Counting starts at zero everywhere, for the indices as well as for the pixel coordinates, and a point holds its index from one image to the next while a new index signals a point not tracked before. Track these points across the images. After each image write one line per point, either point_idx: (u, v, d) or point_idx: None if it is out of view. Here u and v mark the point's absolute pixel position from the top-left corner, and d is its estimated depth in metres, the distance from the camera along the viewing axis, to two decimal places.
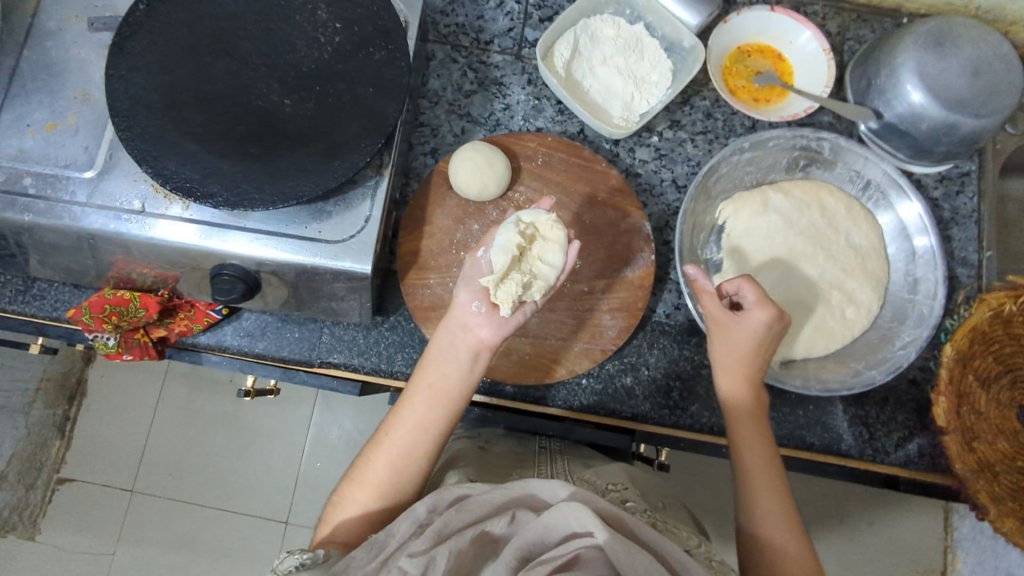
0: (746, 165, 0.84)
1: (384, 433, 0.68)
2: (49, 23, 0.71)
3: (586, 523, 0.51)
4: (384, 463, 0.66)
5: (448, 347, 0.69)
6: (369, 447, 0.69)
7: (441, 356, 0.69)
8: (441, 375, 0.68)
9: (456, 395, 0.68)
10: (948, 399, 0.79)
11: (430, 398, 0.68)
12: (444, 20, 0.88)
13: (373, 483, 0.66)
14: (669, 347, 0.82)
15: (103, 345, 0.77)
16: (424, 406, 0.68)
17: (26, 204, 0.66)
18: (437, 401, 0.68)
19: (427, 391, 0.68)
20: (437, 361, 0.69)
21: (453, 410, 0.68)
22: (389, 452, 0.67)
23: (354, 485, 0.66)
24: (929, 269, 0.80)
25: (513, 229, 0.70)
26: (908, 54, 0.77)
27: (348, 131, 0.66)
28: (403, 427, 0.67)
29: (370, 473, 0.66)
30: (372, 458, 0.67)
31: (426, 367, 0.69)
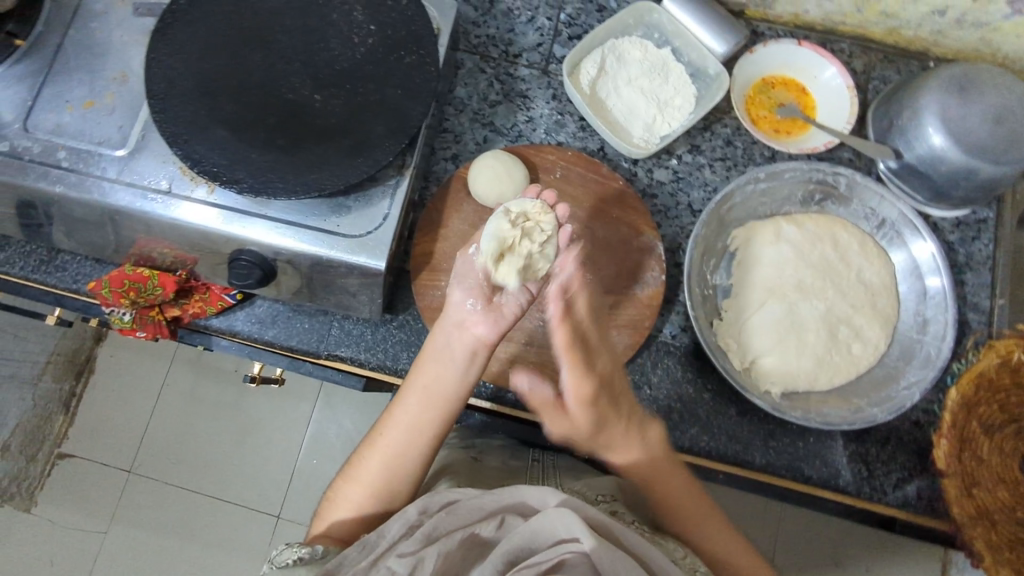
0: (762, 195, 0.85)
1: (380, 433, 0.69)
2: (96, 5, 0.73)
3: (573, 529, 0.51)
4: (377, 462, 0.68)
5: (443, 350, 0.70)
6: (363, 447, 0.70)
7: (439, 357, 0.70)
8: (435, 376, 0.69)
9: (451, 398, 0.69)
10: (950, 442, 0.79)
11: (426, 399, 0.69)
12: (476, 30, 0.90)
13: (367, 481, 0.67)
14: (672, 368, 0.81)
15: (119, 320, 0.79)
16: (417, 406, 0.69)
17: (58, 176, 0.68)
18: (432, 404, 0.69)
19: (421, 393, 0.69)
20: (434, 363, 0.70)
21: (448, 411, 0.69)
22: (383, 451, 0.68)
23: (348, 483, 0.68)
24: (939, 310, 0.79)
25: (502, 219, 0.69)
26: (932, 97, 0.77)
27: (374, 131, 0.67)
28: (394, 427, 0.69)
29: (363, 471, 0.68)
30: (367, 456, 0.69)
31: (419, 368, 0.70)
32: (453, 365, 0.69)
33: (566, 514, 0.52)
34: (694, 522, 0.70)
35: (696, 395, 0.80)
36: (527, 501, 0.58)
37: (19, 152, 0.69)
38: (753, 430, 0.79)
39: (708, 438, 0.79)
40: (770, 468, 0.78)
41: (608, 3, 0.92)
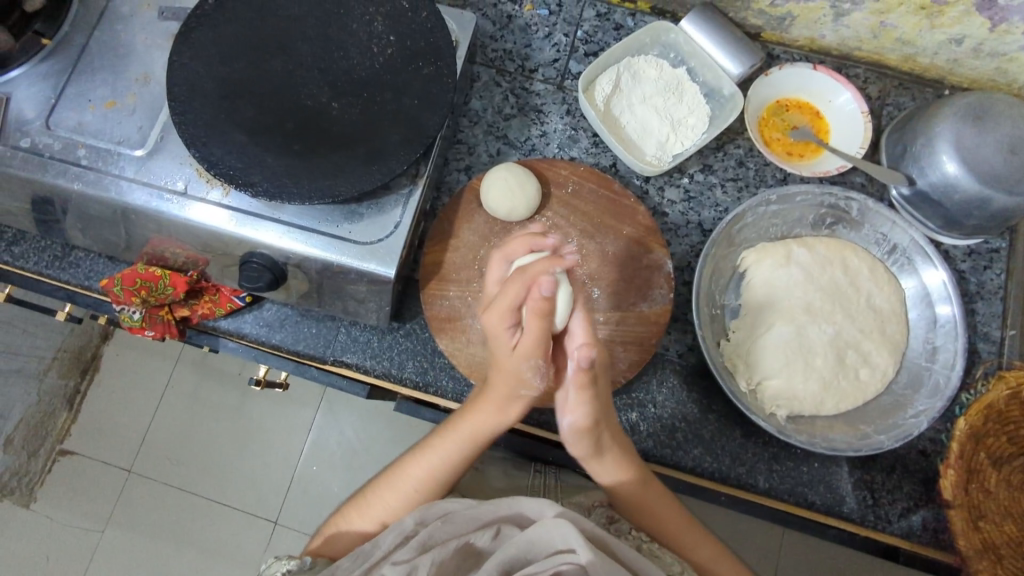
0: (773, 217, 0.85)
1: (401, 475, 0.69)
2: (122, 8, 0.75)
3: (569, 541, 0.52)
4: (393, 502, 0.68)
5: (494, 417, 0.66)
6: (379, 481, 0.70)
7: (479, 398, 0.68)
8: (476, 439, 0.67)
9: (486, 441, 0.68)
10: (957, 474, 0.77)
11: (460, 453, 0.68)
12: (493, 44, 0.91)
13: (378, 511, 0.68)
14: (678, 387, 0.80)
15: (129, 318, 0.80)
16: (449, 462, 0.68)
17: (77, 173, 0.69)
18: (464, 462, 0.69)
19: (456, 451, 0.68)
20: (480, 422, 0.66)
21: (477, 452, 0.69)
22: (404, 495, 0.68)
23: (357, 513, 0.69)
24: (949, 339, 0.79)
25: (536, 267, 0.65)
26: (946, 125, 0.77)
27: (390, 139, 0.68)
28: (420, 476, 0.68)
29: (377, 506, 0.68)
30: (382, 491, 0.69)
31: (461, 428, 0.67)
32: (491, 428, 0.67)
33: (564, 526, 0.52)
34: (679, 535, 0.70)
35: (700, 415, 0.80)
36: (524, 512, 0.58)
37: (40, 149, 0.70)
38: (757, 453, 0.79)
39: (713, 459, 0.78)
40: (774, 492, 0.78)
41: (626, 22, 0.93)
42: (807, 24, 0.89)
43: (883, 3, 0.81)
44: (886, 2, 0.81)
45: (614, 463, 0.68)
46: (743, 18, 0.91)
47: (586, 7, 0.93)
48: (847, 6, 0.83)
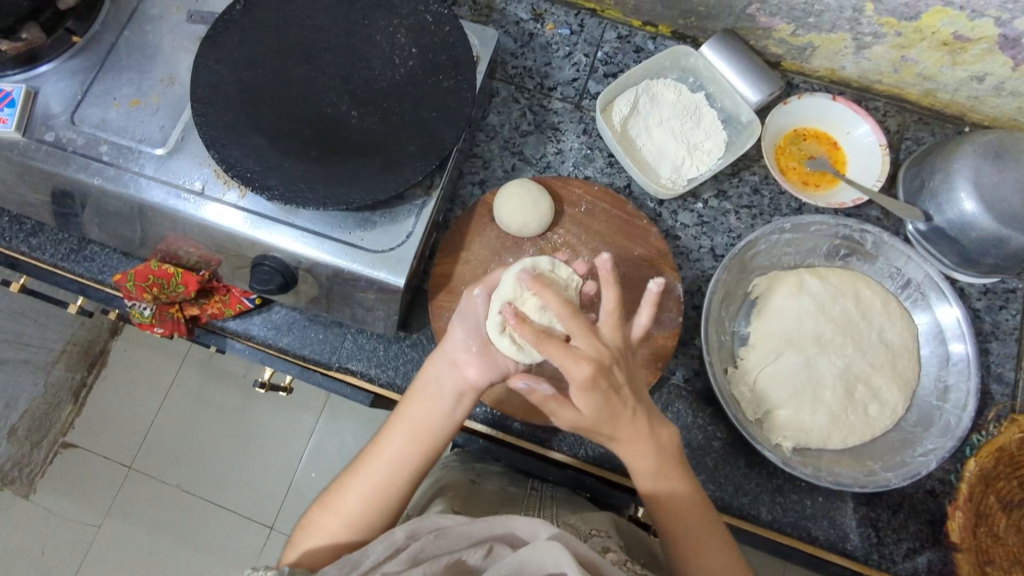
0: (785, 246, 0.84)
1: (361, 465, 0.68)
2: (152, 10, 0.76)
3: (561, 565, 0.51)
4: (357, 495, 0.66)
5: (433, 390, 0.68)
6: (344, 476, 0.68)
7: (426, 389, 0.69)
8: (421, 409, 0.68)
9: (434, 433, 0.68)
10: (965, 516, 0.77)
11: (410, 432, 0.67)
12: (514, 61, 0.92)
13: (346, 512, 0.65)
14: (682, 412, 0.80)
15: (139, 314, 0.80)
16: (398, 441, 0.67)
17: (98, 169, 0.70)
18: (418, 438, 0.67)
19: (408, 428, 0.68)
20: (422, 396, 0.68)
21: (431, 445, 0.68)
22: (365, 485, 0.66)
23: (327, 509, 0.66)
24: (961, 378, 0.78)
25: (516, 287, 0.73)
26: (965, 162, 0.77)
27: (406, 150, 0.69)
28: (377, 460, 0.67)
29: (344, 500, 0.66)
30: (346, 487, 0.67)
31: (409, 404, 0.69)
32: (438, 415, 0.68)
33: (555, 549, 0.51)
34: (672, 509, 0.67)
35: (705, 442, 0.79)
36: (517, 533, 0.57)
37: (63, 143, 0.71)
38: (761, 483, 0.78)
39: (715, 487, 0.77)
40: (776, 525, 0.76)
41: (646, 44, 0.94)
42: (828, 55, 0.89)
43: (905, 37, 0.81)
44: (908, 36, 0.81)
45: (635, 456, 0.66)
46: (764, 46, 0.91)
47: (607, 29, 0.94)
48: (868, 38, 0.84)
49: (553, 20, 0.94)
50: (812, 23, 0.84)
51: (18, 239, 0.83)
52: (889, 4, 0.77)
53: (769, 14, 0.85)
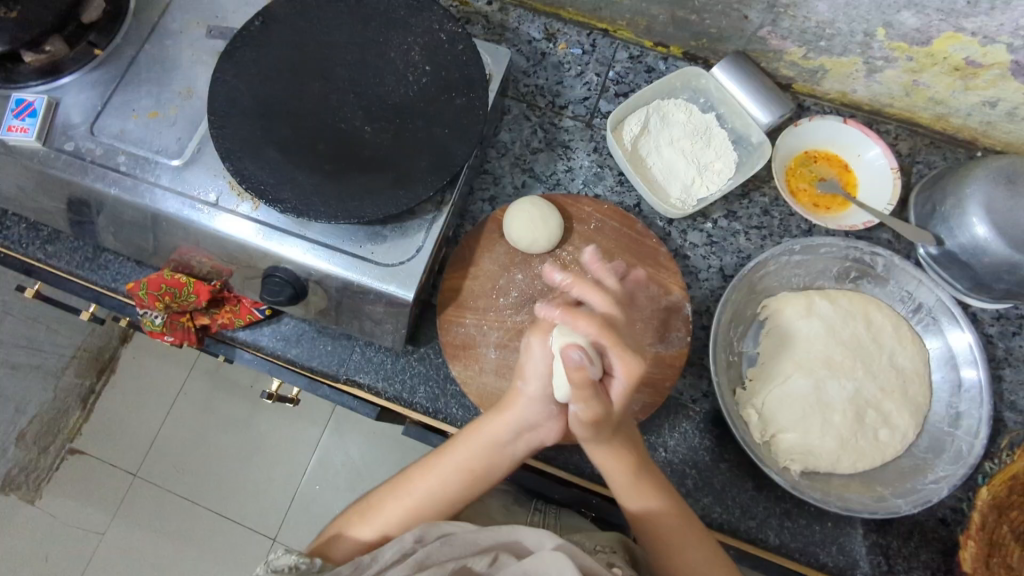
0: (795, 267, 0.84)
1: (409, 487, 0.71)
2: (173, 25, 0.78)
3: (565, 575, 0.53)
4: (398, 506, 0.70)
5: (497, 437, 0.70)
6: (387, 490, 0.72)
7: (500, 417, 0.70)
8: (479, 454, 0.70)
9: (497, 458, 0.71)
10: (977, 546, 0.74)
11: (470, 456, 0.71)
12: (526, 80, 0.93)
13: (381, 525, 0.70)
14: (689, 432, 0.79)
15: (151, 322, 0.81)
16: (450, 479, 0.71)
17: (115, 178, 0.71)
18: (468, 478, 0.71)
19: (464, 456, 0.71)
20: (494, 417, 0.70)
21: (488, 472, 0.71)
22: (409, 498, 0.70)
23: (361, 521, 0.70)
24: (973, 405, 0.76)
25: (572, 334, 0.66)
26: (977, 187, 0.77)
27: (418, 165, 0.69)
28: (426, 487, 0.71)
29: (382, 517, 0.70)
30: (391, 498, 0.71)
31: (467, 447, 0.71)
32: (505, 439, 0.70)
33: (559, 560, 0.54)
34: (667, 534, 0.69)
35: (712, 463, 0.78)
36: (522, 541, 0.60)
37: (82, 153, 0.72)
38: (769, 507, 0.77)
39: (722, 509, 0.76)
40: (784, 549, 0.75)
41: (657, 65, 0.95)
42: (839, 78, 0.89)
43: (917, 62, 0.82)
44: (920, 61, 0.81)
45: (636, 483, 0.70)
46: (775, 69, 0.92)
47: (619, 50, 0.95)
48: (879, 63, 0.84)
49: (565, 40, 0.95)
50: (823, 46, 0.84)
51: (34, 246, 0.84)
52: (900, 29, 0.77)
53: (780, 37, 0.85)
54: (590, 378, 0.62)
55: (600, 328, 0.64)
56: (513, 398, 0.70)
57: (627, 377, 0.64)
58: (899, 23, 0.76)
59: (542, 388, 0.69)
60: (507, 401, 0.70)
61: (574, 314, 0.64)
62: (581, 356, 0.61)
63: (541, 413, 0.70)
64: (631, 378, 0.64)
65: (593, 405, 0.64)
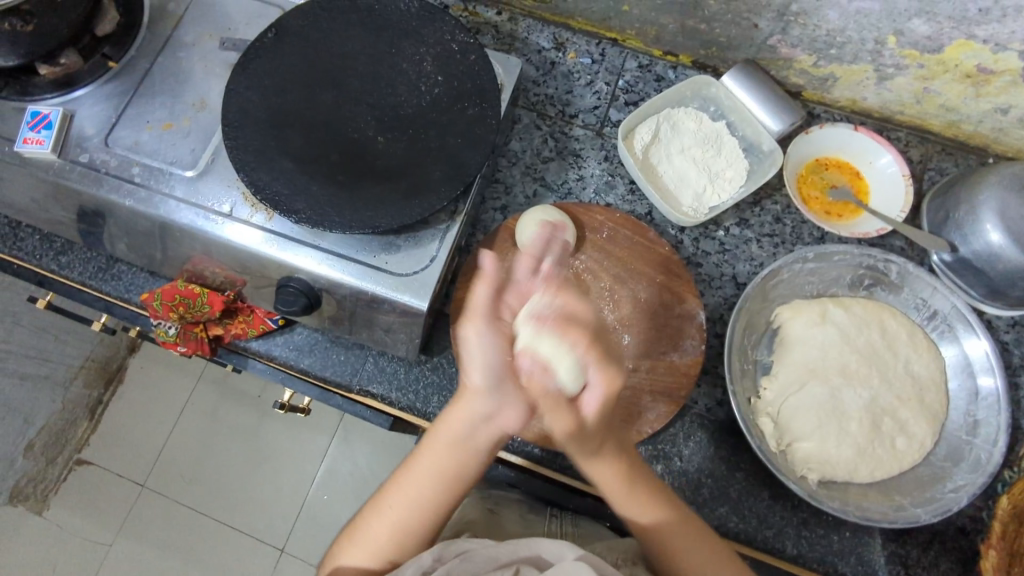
0: (809, 275, 0.84)
1: (388, 499, 0.68)
2: (186, 37, 0.78)
3: None
4: (381, 525, 0.67)
5: (457, 434, 0.67)
6: (366, 509, 0.69)
7: (458, 412, 0.67)
8: (445, 455, 0.67)
9: (464, 453, 0.67)
10: (998, 556, 0.74)
11: (439, 456, 0.67)
12: (535, 89, 0.93)
13: (371, 548, 0.66)
14: (705, 441, 0.79)
15: (164, 333, 0.81)
16: (422, 484, 0.67)
17: (129, 190, 0.71)
18: (441, 480, 0.67)
19: (433, 460, 0.68)
20: (453, 413, 0.67)
21: (460, 468, 0.68)
22: (388, 513, 0.67)
23: (349, 543, 0.68)
24: (991, 413, 0.76)
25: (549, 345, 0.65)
26: (992, 194, 0.76)
27: (431, 175, 0.69)
28: (403, 497, 0.67)
29: (366, 535, 0.67)
30: (372, 517, 0.68)
31: (431, 447, 0.68)
32: (468, 432, 0.67)
33: (581, 568, 0.54)
34: (671, 541, 0.67)
35: (728, 472, 0.78)
36: (542, 554, 0.60)
37: (97, 165, 0.72)
38: (785, 517, 0.76)
39: (739, 519, 0.76)
40: (802, 560, 0.75)
41: (667, 74, 0.95)
42: (850, 86, 0.89)
43: (928, 69, 0.82)
44: (931, 68, 0.81)
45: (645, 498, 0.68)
46: (785, 76, 0.92)
47: (628, 58, 0.95)
48: (890, 70, 0.84)
49: (574, 49, 0.95)
50: (834, 54, 0.84)
51: (48, 257, 0.84)
52: (911, 37, 0.77)
53: (790, 46, 0.85)
54: (546, 389, 0.63)
55: (587, 345, 0.63)
56: (462, 395, 0.68)
57: (605, 389, 0.63)
58: (910, 31, 0.76)
59: (486, 380, 0.65)
60: (460, 396, 0.68)
61: (564, 329, 0.63)
62: (532, 365, 0.63)
63: (493, 405, 0.66)
64: (608, 391, 0.63)
65: (560, 417, 0.64)
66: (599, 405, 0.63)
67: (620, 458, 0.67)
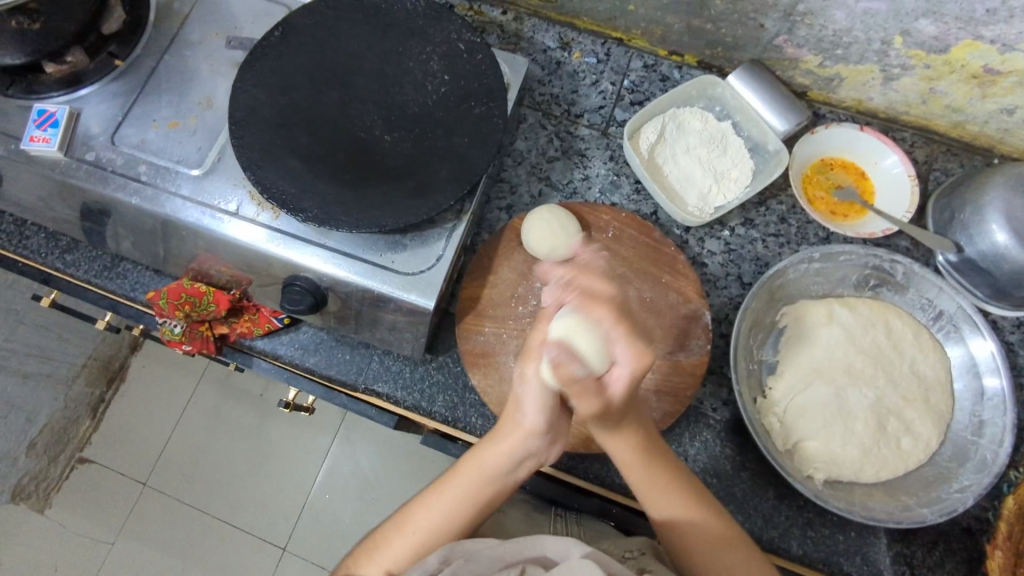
0: (814, 275, 0.84)
1: (412, 521, 0.68)
2: (192, 36, 0.78)
3: None
4: (404, 544, 0.67)
5: (498, 465, 0.68)
6: (388, 525, 0.69)
7: (499, 442, 0.68)
8: (482, 484, 0.69)
9: (501, 482, 0.69)
10: (1003, 557, 0.74)
11: (475, 481, 0.68)
12: (541, 89, 0.93)
13: (391, 560, 0.67)
14: (711, 441, 0.79)
15: (169, 332, 0.81)
16: (454, 510, 0.68)
17: (136, 188, 0.71)
18: (474, 506, 0.69)
19: (467, 489, 0.69)
20: (494, 442, 0.68)
21: (494, 496, 0.69)
22: (413, 536, 0.68)
23: (369, 560, 0.68)
24: (997, 413, 0.76)
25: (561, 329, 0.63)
26: (997, 194, 0.76)
27: (438, 175, 0.69)
28: (429, 519, 0.68)
29: (388, 554, 0.67)
30: (396, 536, 0.68)
31: (466, 475, 0.69)
32: (507, 465, 0.68)
33: (588, 567, 0.54)
34: (697, 539, 0.68)
35: (733, 472, 0.78)
36: (548, 553, 0.60)
37: (103, 163, 0.72)
38: (791, 516, 0.76)
39: (744, 519, 0.76)
40: (808, 560, 0.75)
41: (672, 73, 0.95)
42: (855, 86, 0.89)
43: (934, 70, 0.82)
44: (937, 69, 0.81)
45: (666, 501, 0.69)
46: (791, 76, 0.92)
47: (634, 58, 0.95)
48: (896, 70, 0.84)
49: (579, 48, 0.95)
50: (840, 54, 0.84)
51: (53, 255, 0.84)
52: (918, 37, 0.77)
53: (796, 46, 0.85)
54: (574, 376, 0.61)
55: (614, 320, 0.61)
56: (507, 427, 0.68)
57: (636, 366, 0.61)
58: (917, 31, 0.76)
59: (539, 422, 0.66)
60: (507, 429, 0.68)
61: (589, 305, 0.62)
62: (556, 354, 0.62)
63: (538, 440, 0.67)
64: (640, 366, 0.61)
65: (588, 400, 0.62)
66: (630, 378, 0.61)
67: (640, 431, 0.68)
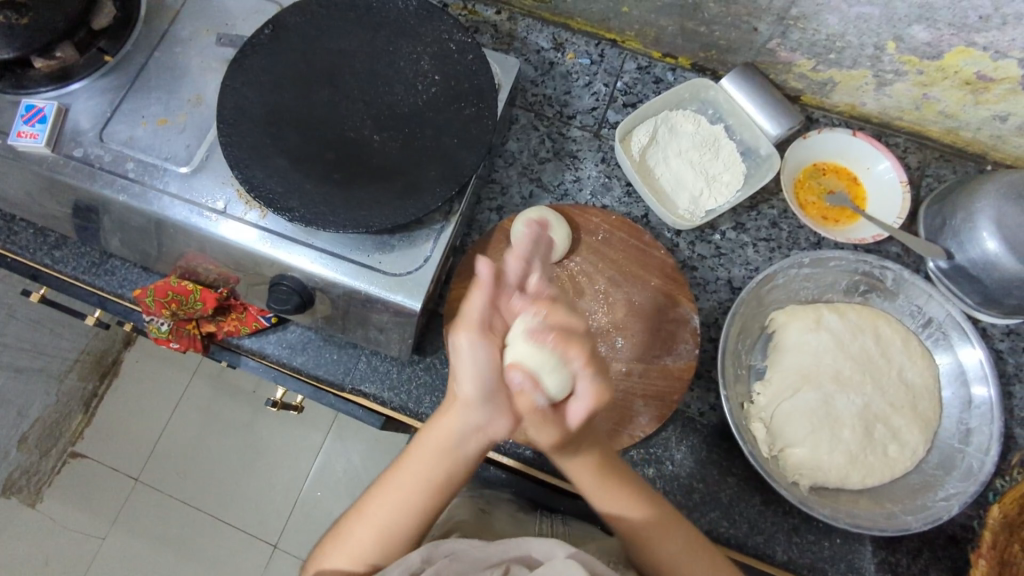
0: (805, 280, 0.83)
1: (374, 503, 0.67)
2: (182, 32, 0.78)
3: None
4: (365, 531, 0.66)
5: (438, 445, 0.66)
6: (351, 515, 0.68)
7: (443, 426, 0.66)
8: (432, 462, 0.66)
9: (453, 463, 0.66)
10: (988, 565, 0.73)
11: (427, 458, 0.66)
12: (533, 89, 0.93)
13: (353, 552, 0.65)
14: (698, 446, 0.78)
15: (157, 329, 0.81)
16: (411, 486, 0.66)
17: (123, 185, 0.71)
18: (426, 491, 0.66)
19: (421, 476, 0.66)
20: (440, 420, 0.66)
21: (447, 481, 0.67)
22: (375, 523, 0.66)
23: (331, 551, 0.66)
24: (984, 421, 0.76)
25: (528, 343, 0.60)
26: (989, 201, 0.76)
27: (426, 175, 0.69)
28: (388, 501, 0.66)
29: (351, 541, 0.66)
30: (356, 522, 0.67)
31: (420, 454, 0.66)
32: (457, 445, 0.65)
33: (572, 567, 0.54)
34: (664, 541, 0.68)
35: (720, 477, 0.77)
36: (533, 553, 0.60)
37: (91, 159, 0.72)
38: (776, 522, 0.76)
39: (729, 524, 0.76)
40: (793, 565, 0.75)
41: (665, 76, 0.95)
42: (849, 91, 0.89)
43: (928, 75, 0.81)
44: (931, 75, 0.81)
45: (632, 499, 0.69)
46: (784, 80, 0.92)
47: (628, 60, 0.95)
48: (890, 76, 0.84)
49: (573, 49, 0.95)
50: (834, 59, 0.84)
51: (41, 251, 0.84)
52: (911, 43, 0.77)
53: (790, 50, 0.85)
54: (533, 405, 0.62)
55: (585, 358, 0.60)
56: (455, 407, 0.66)
57: (594, 402, 0.60)
58: (910, 37, 0.76)
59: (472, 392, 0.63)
60: (451, 405, 0.66)
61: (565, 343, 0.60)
62: (523, 381, 0.61)
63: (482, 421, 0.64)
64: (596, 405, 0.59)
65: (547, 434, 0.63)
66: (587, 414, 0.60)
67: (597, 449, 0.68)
